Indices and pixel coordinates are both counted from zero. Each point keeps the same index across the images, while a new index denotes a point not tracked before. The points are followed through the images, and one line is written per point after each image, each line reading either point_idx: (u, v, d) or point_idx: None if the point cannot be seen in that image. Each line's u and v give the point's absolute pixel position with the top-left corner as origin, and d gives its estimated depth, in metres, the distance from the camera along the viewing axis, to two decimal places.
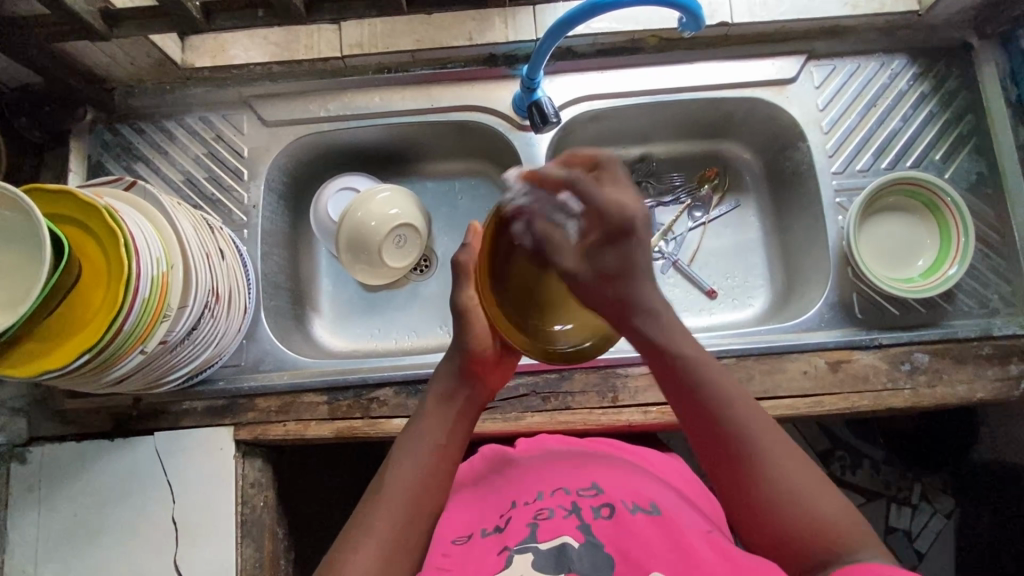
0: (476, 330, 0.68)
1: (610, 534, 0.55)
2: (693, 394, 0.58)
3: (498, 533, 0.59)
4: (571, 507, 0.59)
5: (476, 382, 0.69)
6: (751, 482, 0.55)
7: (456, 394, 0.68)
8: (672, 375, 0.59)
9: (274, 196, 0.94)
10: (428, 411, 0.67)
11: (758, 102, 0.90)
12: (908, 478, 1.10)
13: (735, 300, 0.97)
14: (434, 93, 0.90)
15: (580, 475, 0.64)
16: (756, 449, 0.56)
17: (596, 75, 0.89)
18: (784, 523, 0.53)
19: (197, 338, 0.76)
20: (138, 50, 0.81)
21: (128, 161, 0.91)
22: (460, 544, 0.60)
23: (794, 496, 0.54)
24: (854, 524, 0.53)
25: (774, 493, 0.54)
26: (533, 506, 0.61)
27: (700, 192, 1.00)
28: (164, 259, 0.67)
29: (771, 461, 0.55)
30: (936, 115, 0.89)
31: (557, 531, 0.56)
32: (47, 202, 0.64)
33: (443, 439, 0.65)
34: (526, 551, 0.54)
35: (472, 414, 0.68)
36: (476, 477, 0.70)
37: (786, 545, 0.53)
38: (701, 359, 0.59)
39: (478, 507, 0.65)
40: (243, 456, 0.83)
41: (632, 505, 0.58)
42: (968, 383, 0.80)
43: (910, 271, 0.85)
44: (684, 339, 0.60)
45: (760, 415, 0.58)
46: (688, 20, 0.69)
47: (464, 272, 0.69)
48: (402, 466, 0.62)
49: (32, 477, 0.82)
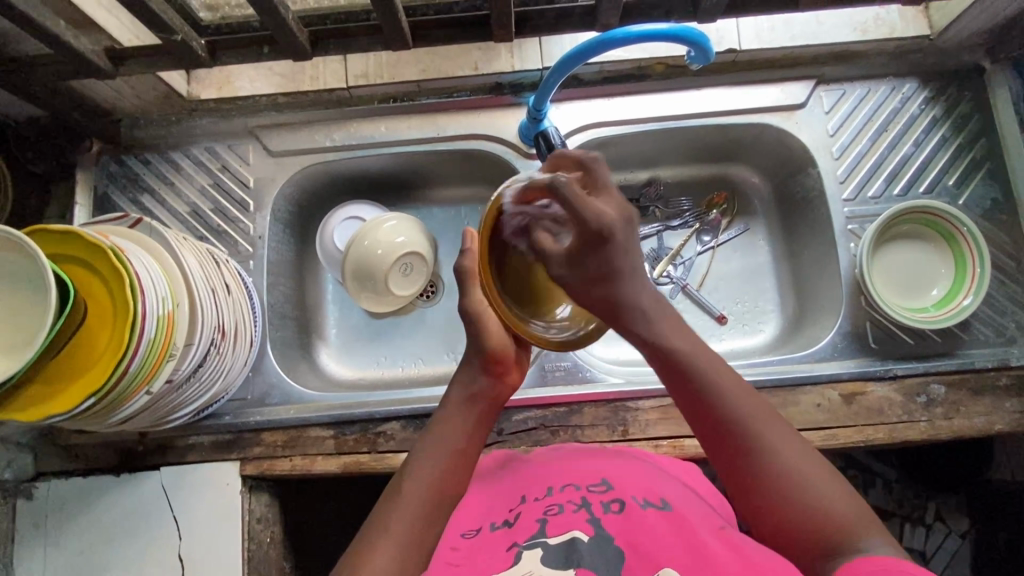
0: (496, 332, 0.62)
1: (623, 528, 0.51)
2: (692, 385, 0.56)
3: (505, 527, 0.55)
4: (580, 502, 0.54)
5: (497, 378, 0.62)
6: (753, 460, 0.53)
7: (479, 391, 0.61)
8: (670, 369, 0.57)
9: (280, 226, 0.93)
10: (448, 409, 0.61)
11: (767, 128, 0.89)
12: (922, 498, 1.08)
13: (746, 326, 0.95)
14: (440, 123, 0.90)
15: (589, 469, 0.60)
16: (759, 436, 0.53)
17: (602, 102, 0.88)
18: (790, 510, 0.50)
19: (203, 376, 0.75)
20: (143, 84, 0.82)
21: (134, 193, 0.90)
22: (467, 536, 0.55)
23: (797, 479, 0.51)
24: (862, 517, 0.49)
25: (778, 471, 0.52)
26: (541, 501, 0.56)
27: (708, 217, 0.99)
28: (170, 297, 0.66)
29: (796, 479, 0.51)
30: (949, 139, 0.88)
31: (566, 526, 0.51)
32: (50, 243, 0.64)
33: (462, 436, 0.59)
34: (534, 547, 0.50)
35: (493, 406, 0.62)
36: (483, 474, 0.66)
37: (791, 532, 0.50)
38: (695, 351, 0.57)
39: (482, 500, 0.61)
40: (250, 490, 0.83)
41: (642, 499, 0.55)
42: (985, 415, 0.79)
43: (925, 300, 0.84)
44: (683, 337, 0.58)
45: (760, 403, 0.55)
46: (696, 54, 0.69)
47: (467, 278, 0.61)
48: (422, 467, 0.56)
49: (38, 512, 0.82)
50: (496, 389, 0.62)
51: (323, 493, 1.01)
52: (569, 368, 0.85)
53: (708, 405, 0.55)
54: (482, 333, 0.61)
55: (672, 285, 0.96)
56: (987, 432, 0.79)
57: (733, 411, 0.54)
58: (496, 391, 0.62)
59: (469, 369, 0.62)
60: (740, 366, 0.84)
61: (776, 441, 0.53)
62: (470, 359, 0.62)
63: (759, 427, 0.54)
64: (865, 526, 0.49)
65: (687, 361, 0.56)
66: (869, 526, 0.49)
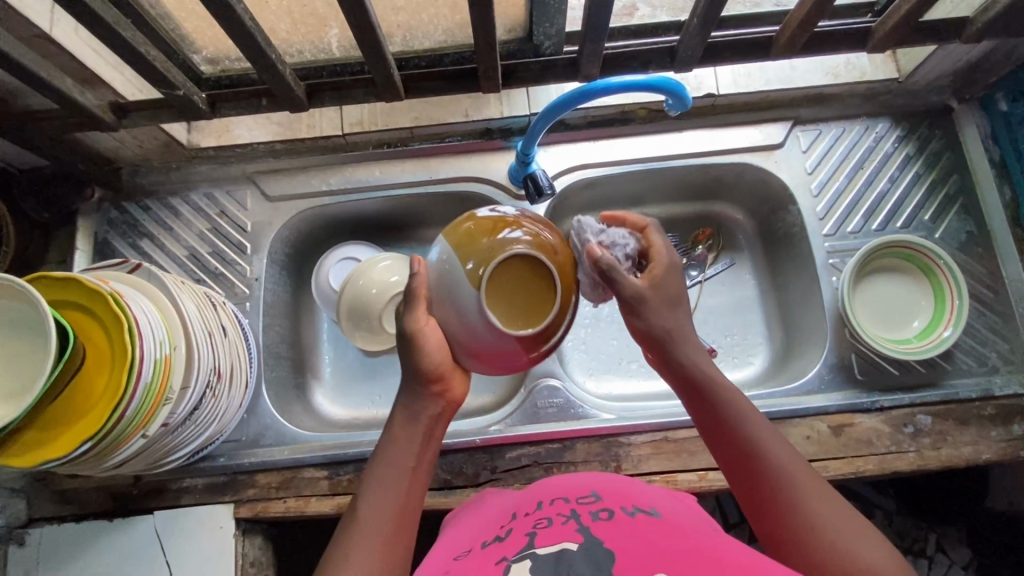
0: (429, 352, 0.60)
1: (611, 533, 0.50)
2: (728, 429, 0.59)
3: (497, 542, 0.53)
4: (570, 514, 0.54)
5: (435, 397, 0.62)
6: (788, 515, 0.54)
7: (419, 412, 0.62)
8: (716, 427, 0.60)
9: (276, 268, 0.95)
10: (393, 433, 0.62)
11: (747, 167, 0.93)
12: (922, 529, 1.07)
13: (735, 359, 0.97)
14: (432, 165, 0.93)
15: (578, 485, 0.60)
16: (793, 488, 0.55)
17: (588, 145, 0.92)
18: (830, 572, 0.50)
19: (198, 419, 0.76)
20: (146, 135, 0.85)
21: (133, 238, 0.93)
22: (459, 555, 0.54)
23: (837, 536, 0.51)
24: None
25: (819, 529, 0.52)
26: (531, 516, 0.55)
27: (695, 252, 1.01)
28: (167, 341, 0.67)
29: (830, 540, 0.51)
30: (922, 176, 0.91)
31: (556, 537, 0.50)
32: (51, 289, 0.65)
33: (406, 463, 0.60)
34: (524, 557, 0.48)
35: (437, 421, 0.63)
36: (476, 501, 0.64)
37: None
38: (732, 398, 0.60)
39: (474, 522, 0.60)
40: (244, 534, 0.83)
41: (631, 509, 0.54)
42: (972, 444, 0.80)
43: (907, 332, 0.86)
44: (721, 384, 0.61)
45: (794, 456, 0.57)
46: (674, 102, 0.72)
47: (414, 296, 0.60)
48: (372, 502, 0.58)
49: (29, 559, 0.81)
50: (435, 406, 0.62)
51: (319, 533, 1.01)
52: (561, 404, 0.86)
53: (742, 451, 0.58)
54: (415, 356, 0.60)
55: None
56: (975, 462, 0.80)
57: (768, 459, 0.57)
58: (435, 408, 0.62)
59: (409, 391, 0.62)
60: None
61: (818, 500, 0.54)
62: (408, 382, 0.62)
63: (796, 484, 0.55)
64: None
65: (718, 408, 0.60)
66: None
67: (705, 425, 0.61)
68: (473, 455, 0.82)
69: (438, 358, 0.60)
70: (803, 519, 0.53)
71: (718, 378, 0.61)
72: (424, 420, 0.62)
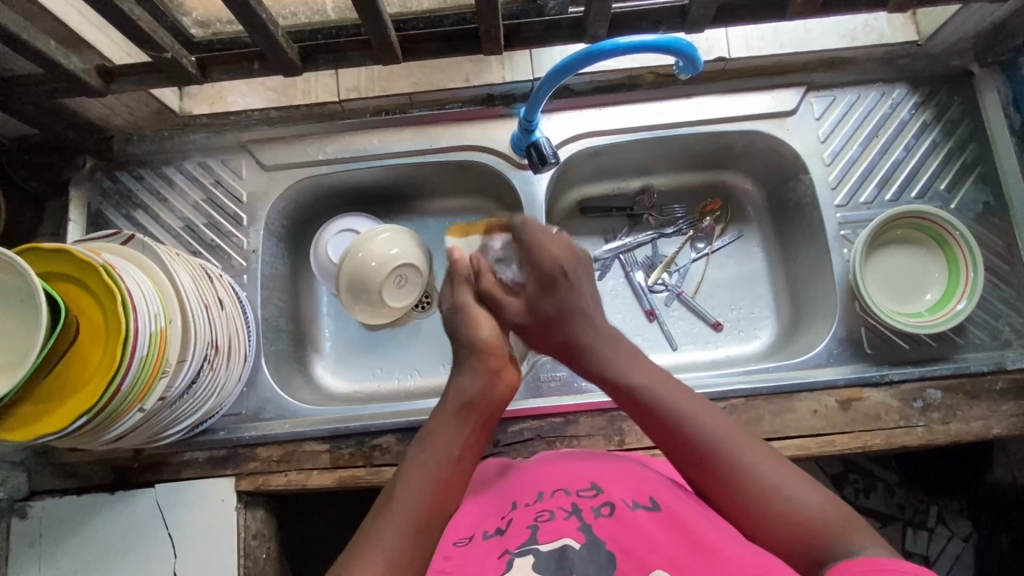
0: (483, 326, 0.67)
1: (614, 534, 0.51)
2: (650, 413, 0.60)
3: (497, 534, 0.54)
4: (571, 508, 0.54)
5: (496, 380, 0.64)
6: (721, 478, 0.56)
7: (476, 400, 0.63)
8: (642, 413, 0.61)
9: (274, 240, 0.93)
10: (442, 419, 0.62)
11: (759, 135, 0.89)
12: (923, 501, 1.07)
13: (741, 333, 0.95)
14: (432, 134, 0.90)
15: (579, 474, 0.59)
16: (723, 452, 0.56)
17: (594, 112, 0.89)
18: (766, 526, 0.53)
19: (197, 392, 0.75)
20: (136, 101, 0.82)
21: (128, 210, 0.90)
22: (459, 545, 0.54)
23: (781, 490, 0.54)
24: (843, 516, 0.51)
25: (763, 491, 0.54)
26: (533, 507, 0.55)
27: (702, 224, 0.99)
28: (162, 314, 0.66)
29: (767, 490, 0.54)
30: (939, 144, 0.88)
31: (557, 533, 0.51)
32: (43, 261, 0.63)
33: (457, 445, 0.60)
34: (526, 553, 0.50)
35: (494, 409, 0.64)
36: (479, 483, 0.65)
37: (782, 548, 0.52)
38: (652, 380, 0.62)
39: (476, 508, 0.60)
40: (246, 507, 0.83)
41: (632, 502, 0.54)
42: (982, 419, 0.79)
43: (919, 306, 0.84)
44: (639, 365, 0.64)
45: (718, 420, 0.59)
46: (685, 63, 0.69)
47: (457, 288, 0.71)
48: (412, 478, 0.57)
49: (33, 532, 0.81)
50: (492, 393, 0.64)
51: (321, 505, 1.01)
52: (564, 377, 0.85)
53: (665, 428, 0.59)
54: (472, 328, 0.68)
55: (668, 292, 0.96)
56: (984, 437, 0.78)
57: (693, 431, 0.58)
58: (492, 396, 0.64)
59: (468, 380, 0.64)
60: (736, 374, 0.84)
61: (744, 455, 0.56)
62: (470, 363, 0.65)
63: (733, 448, 0.57)
64: (856, 528, 0.51)
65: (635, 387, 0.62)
66: (854, 526, 0.51)
67: (640, 417, 0.62)
68: None
69: (487, 333, 0.67)
70: (745, 485, 0.55)
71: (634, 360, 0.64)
72: (480, 404, 0.63)
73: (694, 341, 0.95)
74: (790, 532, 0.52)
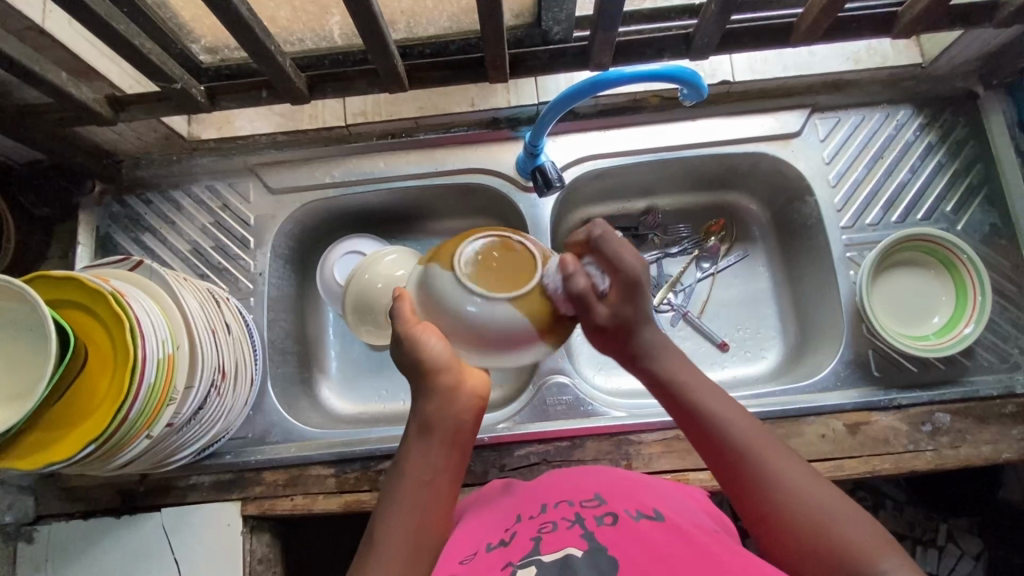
0: (434, 345, 0.55)
1: (616, 540, 0.50)
2: (690, 411, 0.58)
3: (501, 546, 0.53)
4: (574, 518, 0.53)
5: (456, 395, 0.57)
6: (757, 485, 0.54)
7: (437, 420, 0.57)
8: (679, 410, 0.59)
9: (280, 262, 0.93)
10: (409, 443, 0.58)
11: (763, 157, 0.90)
12: (933, 520, 1.05)
13: (747, 353, 0.95)
14: (438, 157, 0.91)
15: (583, 487, 0.59)
16: (758, 458, 0.55)
17: (599, 135, 0.89)
18: (800, 537, 0.51)
19: (204, 417, 0.75)
20: (146, 127, 0.83)
21: (136, 233, 0.91)
22: (464, 561, 0.53)
23: (816, 507, 0.52)
24: (877, 537, 0.49)
25: (797, 501, 0.52)
26: (535, 519, 0.55)
27: (707, 244, 0.99)
28: (169, 340, 0.66)
29: (805, 505, 0.52)
30: (945, 165, 0.88)
31: (560, 543, 0.50)
32: (49, 289, 0.64)
33: (428, 469, 0.57)
34: (529, 564, 0.49)
35: (465, 425, 0.58)
36: (485, 503, 0.64)
37: (812, 558, 0.50)
38: (692, 381, 0.59)
39: (481, 526, 0.59)
40: (252, 531, 0.83)
41: (635, 513, 0.54)
42: (992, 443, 0.78)
43: (926, 329, 0.84)
44: (682, 369, 0.60)
45: (757, 428, 0.57)
46: (689, 91, 0.69)
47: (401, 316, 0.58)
48: (388, 515, 0.55)
49: (39, 556, 0.81)
50: (458, 411, 0.57)
51: (326, 525, 1.01)
52: (571, 402, 0.84)
53: (701, 426, 0.58)
54: (424, 343, 0.55)
55: (674, 312, 0.95)
56: (994, 461, 0.78)
57: (724, 429, 0.57)
58: (459, 412, 0.57)
59: (425, 398, 0.57)
60: (743, 397, 0.83)
61: (782, 466, 0.54)
62: (417, 381, 0.57)
63: (778, 469, 0.54)
64: (886, 550, 0.48)
65: (672, 382, 0.60)
66: (887, 549, 0.48)
67: (677, 415, 0.60)
68: (480, 452, 0.81)
69: (438, 345, 0.55)
70: (780, 496, 0.53)
71: (677, 361, 0.60)
72: (443, 423, 0.57)
73: (699, 362, 0.94)
74: (823, 544, 0.50)
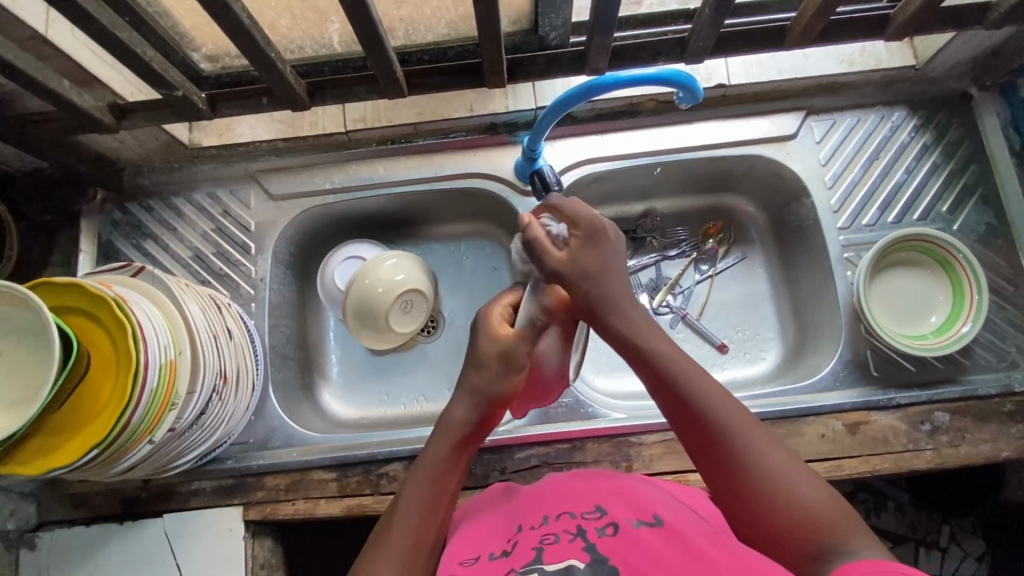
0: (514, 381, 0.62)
1: (618, 551, 0.50)
2: (665, 383, 0.58)
3: (502, 555, 0.54)
4: (576, 530, 0.53)
5: (493, 418, 0.63)
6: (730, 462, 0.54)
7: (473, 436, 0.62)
8: (653, 382, 0.59)
9: (281, 267, 0.94)
10: (438, 448, 0.61)
11: (760, 159, 0.90)
12: (935, 520, 1.05)
13: (747, 354, 0.95)
14: (437, 162, 0.92)
15: (583, 496, 0.59)
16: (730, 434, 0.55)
17: (597, 139, 0.90)
18: (769, 516, 0.52)
19: (206, 422, 0.75)
20: (147, 135, 0.84)
21: (137, 239, 0.92)
22: (465, 564, 0.54)
23: (784, 482, 0.53)
24: (847, 520, 0.50)
25: (768, 480, 0.53)
26: (536, 526, 0.55)
27: (705, 246, 0.99)
28: (172, 345, 0.67)
29: (776, 486, 0.53)
30: (940, 166, 0.89)
31: (562, 555, 0.50)
32: (54, 295, 0.64)
33: (452, 481, 0.61)
34: (531, 572, 0.49)
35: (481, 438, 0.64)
36: (484, 507, 0.64)
37: (778, 536, 0.52)
38: (668, 352, 0.59)
39: (482, 530, 0.60)
40: (254, 536, 0.83)
41: (636, 522, 0.53)
42: (992, 442, 0.78)
43: (923, 328, 0.84)
44: (659, 338, 0.60)
45: (732, 401, 0.57)
46: (685, 94, 0.70)
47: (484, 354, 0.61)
48: (408, 517, 0.58)
49: (42, 563, 0.81)
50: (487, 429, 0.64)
51: (327, 531, 1.01)
52: (571, 404, 0.85)
53: (675, 398, 0.57)
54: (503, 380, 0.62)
55: (673, 314, 0.96)
56: (994, 460, 0.78)
57: (698, 402, 0.56)
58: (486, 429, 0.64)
59: (472, 416, 0.61)
60: (743, 398, 0.84)
61: (755, 442, 0.55)
62: (474, 401, 0.61)
63: (751, 446, 0.54)
64: (856, 532, 0.50)
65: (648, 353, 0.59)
66: (857, 530, 0.50)
67: (652, 387, 0.59)
68: (481, 455, 0.82)
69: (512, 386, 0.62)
70: (750, 475, 0.53)
71: (653, 332, 0.60)
72: (474, 439, 0.62)
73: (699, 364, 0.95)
74: (793, 523, 0.51)
